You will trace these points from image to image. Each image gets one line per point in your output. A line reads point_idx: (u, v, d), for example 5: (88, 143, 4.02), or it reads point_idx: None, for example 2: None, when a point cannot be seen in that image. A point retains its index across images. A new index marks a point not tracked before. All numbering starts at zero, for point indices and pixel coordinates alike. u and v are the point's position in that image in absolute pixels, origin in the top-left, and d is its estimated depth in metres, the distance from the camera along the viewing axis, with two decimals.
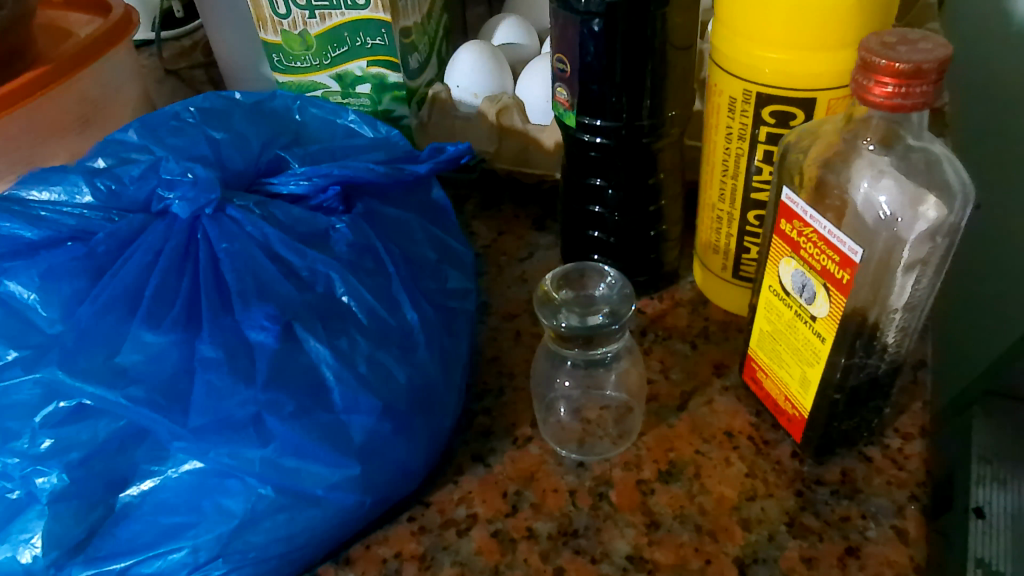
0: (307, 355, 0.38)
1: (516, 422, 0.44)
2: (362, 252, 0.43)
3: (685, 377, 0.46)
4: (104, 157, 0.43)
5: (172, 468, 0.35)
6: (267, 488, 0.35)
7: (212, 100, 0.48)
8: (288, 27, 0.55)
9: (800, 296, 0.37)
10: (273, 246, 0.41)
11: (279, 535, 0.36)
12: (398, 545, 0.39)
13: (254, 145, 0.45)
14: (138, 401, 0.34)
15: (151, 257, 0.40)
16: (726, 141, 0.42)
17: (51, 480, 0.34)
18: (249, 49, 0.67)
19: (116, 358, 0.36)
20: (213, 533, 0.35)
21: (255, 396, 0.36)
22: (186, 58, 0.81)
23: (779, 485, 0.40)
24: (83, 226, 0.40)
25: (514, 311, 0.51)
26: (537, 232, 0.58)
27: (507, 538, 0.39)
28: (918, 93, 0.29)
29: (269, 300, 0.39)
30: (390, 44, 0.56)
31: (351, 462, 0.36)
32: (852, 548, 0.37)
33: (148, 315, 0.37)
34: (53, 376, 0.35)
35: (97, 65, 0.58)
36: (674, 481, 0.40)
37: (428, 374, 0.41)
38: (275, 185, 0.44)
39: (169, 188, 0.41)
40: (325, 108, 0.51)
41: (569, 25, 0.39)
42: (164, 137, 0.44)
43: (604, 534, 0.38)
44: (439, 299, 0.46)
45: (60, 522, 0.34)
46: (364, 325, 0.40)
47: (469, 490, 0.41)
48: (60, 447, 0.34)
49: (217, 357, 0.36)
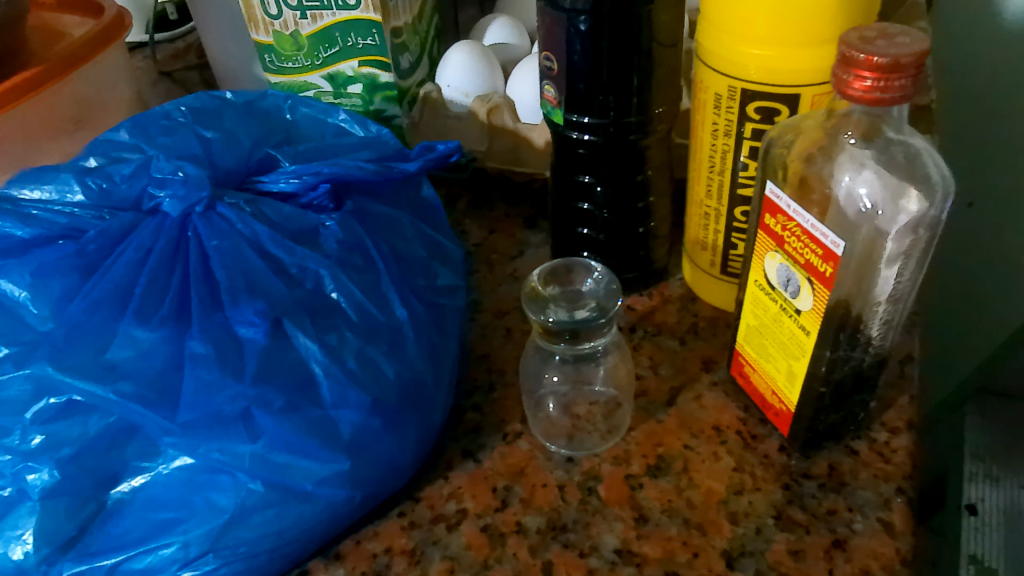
0: (297, 351, 0.38)
1: (506, 417, 0.44)
2: (352, 249, 0.43)
3: (673, 373, 0.46)
4: (95, 156, 0.43)
5: (163, 464, 0.35)
6: (257, 484, 0.35)
7: (203, 100, 0.48)
8: (279, 28, 0.56)
9: (785, 290, 0.38)
10: (262, 244, 0.41)
11: (268, 530, 0.36)
12: (388, 540, 0.39)
13: (245, 144, 0.45)
14: (128, 397, 0.35)
15: (141, 255, 0.40)
16: (712, 137, 0.42)
17: (42, 477, 0.34)
18: (242, 51, 0.68)
19: (106, 354, 0.36)
20: (204, 528, 0.35)
21: (244, 391, 0.36)
22: (180, 61, 0.81)
23: (767, 479, 0.40)
24: (74, 225, 0.41)
25: (504, 308, 0.52)
26: (528, 230, 0.58)
27: (496, 533, 0.39)
28: (896, 87, 0.29)
29: (259, 297, 0.39)
30: (381, 44, 0.56)
31: (340, 456, 0.37)
32: (839, 540, 0.37)
33: (138, 312, 0.38)
34: (44, 372, 0.35)
35: (89, 66, 0.59)
36: (663, 476, 0.41)
37: (417, 370, 0.41)
38: (265, 184, 0.45)
39: (160, 186, 0.42)
40: (316, 108, 0.51)
41: (556, 23, 0.40)
42: (155, 136, 0.44)
43: (592, 529, 0.39)
44: (429, 296, 0.46)
45: (51, 518, 0.34)
46: (353, 321, 0.40)
47: (459, 485, 0.41)
48: (51, 443, 0.34)
49: (206, 353, 0.37)
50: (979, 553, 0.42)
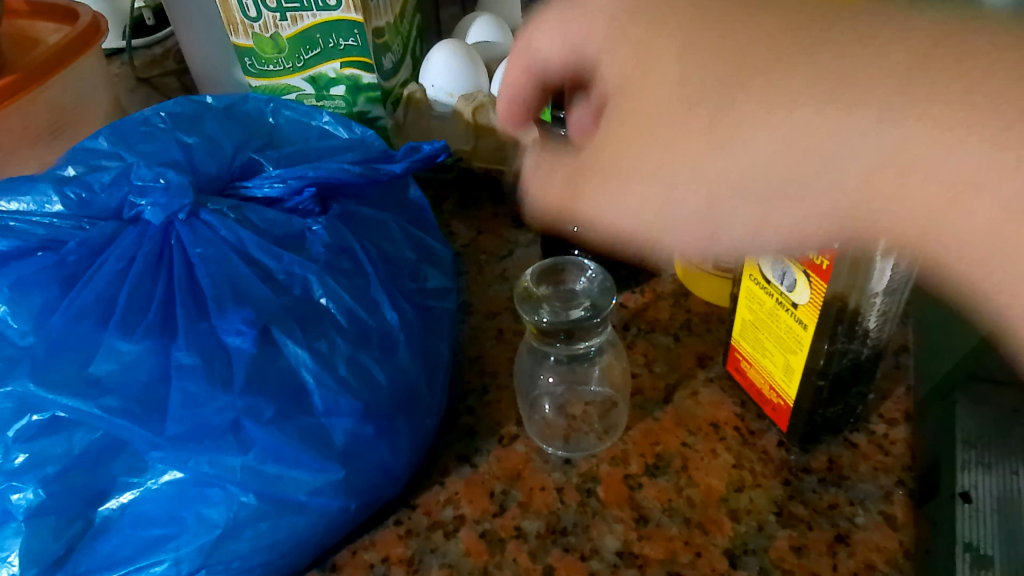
0: (286, 359, 0.37)
1: (501, 420, 0.44)
2: (339, 254, 0.42)
3: (668, 370, 0.46)
4: (73, 164, 0.42)
5: (151, 479, 0.34)
6: (249, 496, 0.35)
7: (183, 105, 0.47)
8: (258, 30, 0.55)
9: (780, 284, 0.37)
10: (248, 250, 0.41)
11: (262, 544, 0.35)
12: (385, 549, 0.38)
13: (227, 150, 0.45)
14: (114, 411, 0.34)
15: (123, 264, 0.39)
16: None
17: (26, 496, 0.33)
18: (222, 54, 0.66)
19: (89, 368, 0.35)
20: (195, 544, 0.34)
21: (234, 402, 0.35)
22: (158, 66, 0.80)
23: (766, 475, 0.40)
24: (53, 235, 0.39)
25: (495, 309, 0.51)
26: (517, 230, 0.57)
27: (495, 539, 0.38)
28: None
29: (246, 305, 0.38)
30: (363, 45, 0.55)
31: (334, 466, 0.36)
32: (841, 535, 0.37)
33: (121, 323, 0.37)
34: (25, 389, 0.34)
35: (66, 73, 0.58)
36: (662, 475, 0.40)
37: (410, 374, 0.40)
38: (249, 189, 0.44)
39: (140, 194, 0.40)
40: (298, 110, 0.50)
41: None
42: (135, 143, 0.43)
43: (592, 531, 0.38)
44: (419, 299, 0.45)
45: (38, 538, 0.33)
46: (343, 327, 0.40)
47: (455, 491, 0.40)
48: (35, 461, 0.33)
49: (194, 364, 0.36)
50: (976, 541, 0.36)
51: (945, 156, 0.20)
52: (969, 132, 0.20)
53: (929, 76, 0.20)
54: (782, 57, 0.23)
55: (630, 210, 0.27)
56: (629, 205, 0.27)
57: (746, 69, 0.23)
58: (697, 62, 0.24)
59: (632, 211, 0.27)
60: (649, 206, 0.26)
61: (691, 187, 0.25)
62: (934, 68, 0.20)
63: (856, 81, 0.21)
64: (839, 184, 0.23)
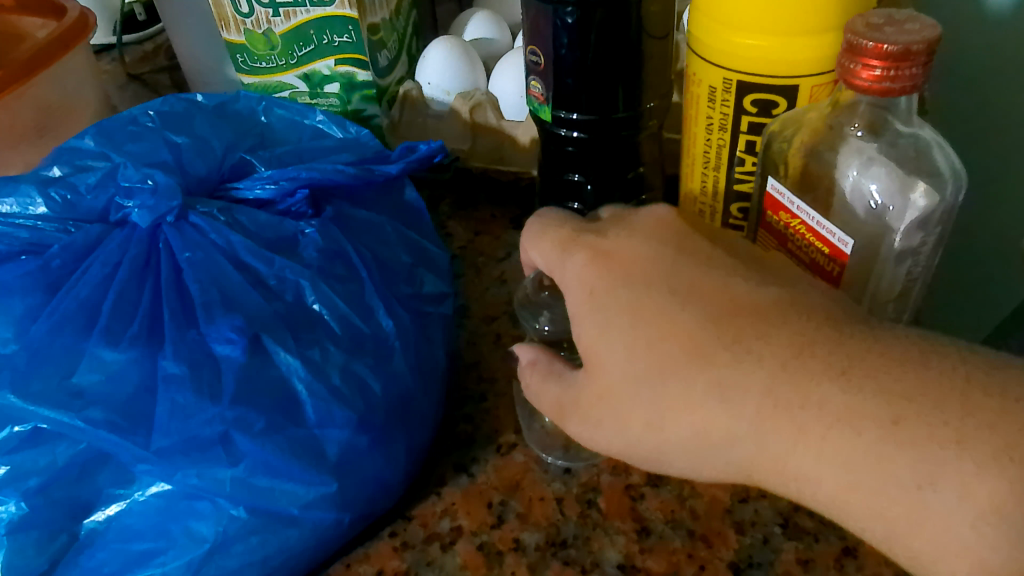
0: (277, 368, 0.36)
1: (499, 428, 0.43)
2: (333, 258, 0.41)
3: None
4: (59, 165, 0.41)
5: (138, 491, 0.33)
6: (239, 510, 0.33)
7: (172, 104, 0.46)
8: (251, 26, 0.53)
9: None
10: (238, 255, 0.39)
11: (253, 559, 0.34)
12: (380, 562, 0.37)
13: (217, 149, 0.43)
14: (97, 423, 0.33)
15: (109, 270, 0.38)
16: (706, 132, 0.40)
17: (8, 510, 0.32)
18: (213, 51, 0.65)
19: (73, 378, 0.34)
20: (183, 560, 0.33)
21: (222, 413, 0.34)
22: (149, 63, 0.78)
23: (772, 485, 0.38)
24: (36, 239, 0.38)
25: (493, 313, 0.50)
26: (515, 231, 0.56)
27: (493, 551, 0.37)
28: (906, 76, 0.28)
29: (235, 312, 0.37)
30: (357, 42, 0.54)
31: (327, 478, 0.35)
32: (849, 548, 0.36)
33: (106, 331, 0.35)
34: (5, 401, 0.33)
35: (53, 70, 0.56)
36: (664, 485, 0.39)
37: (405, 383, 0.39)
38: (239, 191, 0.43)
39: (128, 196, 0.39)
40: (291, 109, 0.49)
41: (542, 16, 0.38)
42: (122, 143, 0.42)
43: (593, 544, 0.37)
44: (415, 304, 0.44)
45: (20, 553, 0.32)
46: (336, 334, 0.38)
47: (452, 502, 0.39)
48: (17, 474, 0.32)
49: (181, 374, 0.34)
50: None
51: (808, 452, 0.27)
52: (820, 424, 0.26)
53: (793, 394, 0.27)
54: (696, 358, 0.29)
55: (615, 439, 0.31)
56: (610, 435, 0.31)
57: (678, 371, 0.29)
58: (637, 348, 0.30)
59: (611, 436, 0.31)
60: (615, 440, 0.31)
61: (646, 436, 0.30)
62: (791, 385, 0.27)
63: (737, 390, 0.28)
64: (755, 449, 0.28)
